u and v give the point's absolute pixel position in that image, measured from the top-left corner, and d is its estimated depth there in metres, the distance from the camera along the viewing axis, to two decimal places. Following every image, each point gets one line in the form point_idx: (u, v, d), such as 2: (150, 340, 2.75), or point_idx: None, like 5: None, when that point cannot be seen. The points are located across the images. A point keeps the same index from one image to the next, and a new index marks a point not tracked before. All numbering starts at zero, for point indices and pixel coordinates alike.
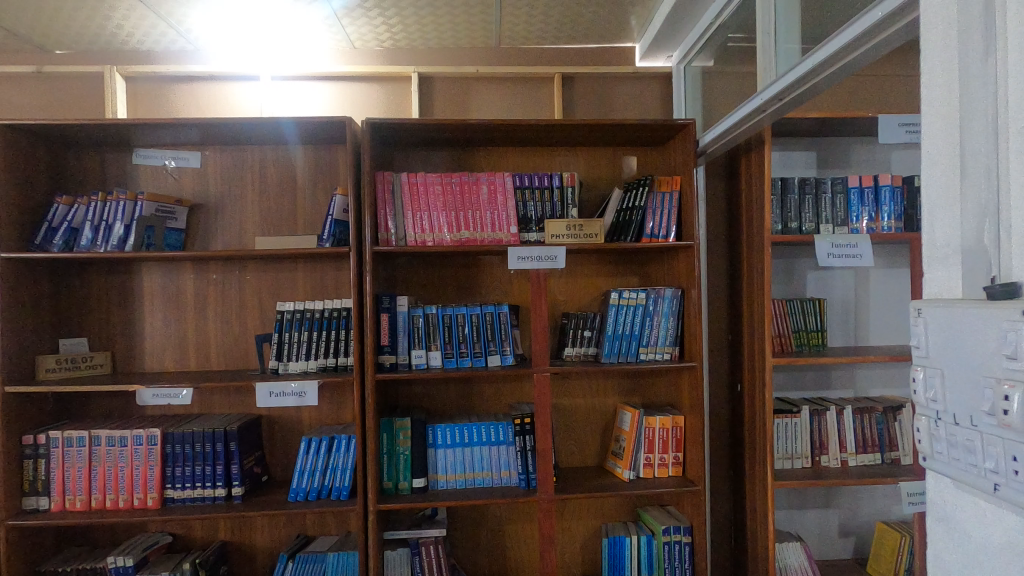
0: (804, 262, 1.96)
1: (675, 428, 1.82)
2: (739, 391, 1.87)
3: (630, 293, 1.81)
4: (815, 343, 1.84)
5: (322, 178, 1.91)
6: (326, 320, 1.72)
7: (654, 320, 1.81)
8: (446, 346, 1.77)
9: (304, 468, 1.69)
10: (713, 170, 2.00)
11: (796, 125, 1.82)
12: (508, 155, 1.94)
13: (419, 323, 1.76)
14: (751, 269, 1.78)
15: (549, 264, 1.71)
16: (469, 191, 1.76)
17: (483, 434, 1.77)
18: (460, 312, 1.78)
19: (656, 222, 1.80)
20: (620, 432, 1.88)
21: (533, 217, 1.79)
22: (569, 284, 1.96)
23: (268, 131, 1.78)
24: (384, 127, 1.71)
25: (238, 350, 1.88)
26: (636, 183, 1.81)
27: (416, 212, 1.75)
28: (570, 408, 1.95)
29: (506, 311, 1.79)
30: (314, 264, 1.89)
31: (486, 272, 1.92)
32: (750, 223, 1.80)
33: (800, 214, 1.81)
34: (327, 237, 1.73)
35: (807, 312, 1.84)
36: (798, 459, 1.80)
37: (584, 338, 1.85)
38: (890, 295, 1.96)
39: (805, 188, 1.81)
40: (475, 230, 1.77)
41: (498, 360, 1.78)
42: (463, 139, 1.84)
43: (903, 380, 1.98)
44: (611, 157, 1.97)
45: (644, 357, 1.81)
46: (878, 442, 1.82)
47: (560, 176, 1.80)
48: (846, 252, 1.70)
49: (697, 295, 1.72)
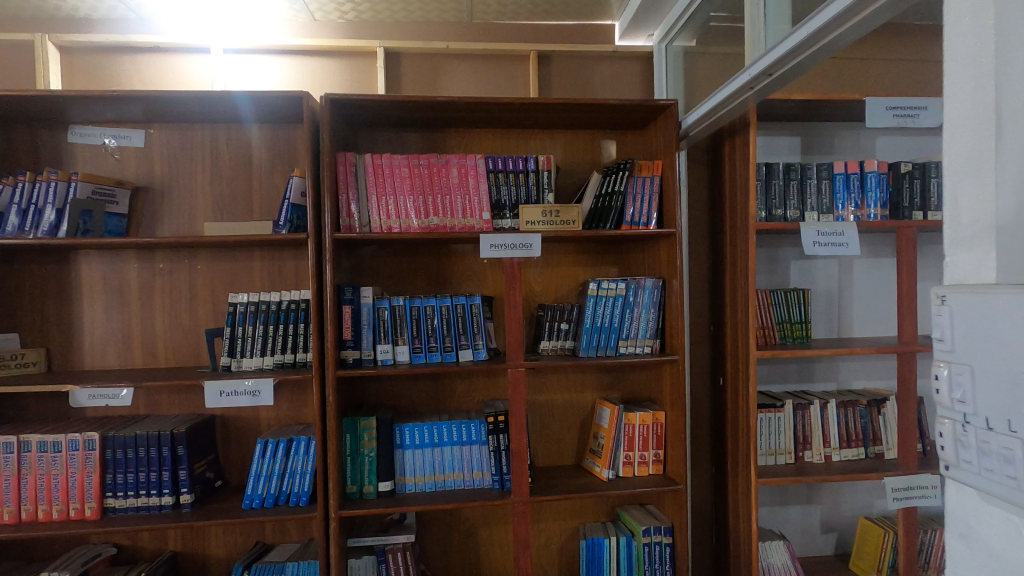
0: (788, 251, 1.89)
1: (655, 425, 1.74)
2: (721, 385, 1.80)
3: (610, 283, 1.72)
4: (799, 335, 1.78)
5: (280, 160, 1.77)
6: (283, 313, 1.60)
7: (635, 312, 1.72)
8: (415, 341, 1.66)
9: (259, 472, 1.57)
10: (695, 155, 1.92)
11: (782, 109, 1.74)
12: (481, 137, 1.83)
13: (384, 316, 1.64)
14: (735, 258, 1.71)
15: (524, 253, 1.60)
16: (438, 174, 1.65)
17: (454, 433, 1.67)
18: (429, 304, 1.66)
19: (636, 209, 1.71)
20: (599, 429, 1.79)
21: (507, 202, 1.68)
22: (545, 274, 1.86)
23: (219, 107, 1.63)
24: (345, 104, 1.58)
25: (189, 346, 1.74)
26: (615, 167, 1.72)
27: (381, 196, 1.63)
28: (546, 405, 1.86)
29: (479, 303, 1.69)
30: (273, 252, 1.76)
31: (458, 261, 1.81)
32: (734, 210, 1.72)
33: (784, 200, 1.74)
34: (284, 222, 1.59)
35: (792, 303, 1.77)
36: (781, 455, 1.74)
37: (560, 331, 1.75)
38: (873, 286, 1.91)
39: (791, 173, 1.73)
40: (445, 216, 1.65)
41: (470, 355, 1.68)
42: (433, 118, 1.71)
43: (886, 372, 1.94)
44: (590, 140, 1.87)
45: (624, 351, 1.72)
46: (862, 437, 1.77)
47: (536, 159, 1.70)
48: (832, 240, 1.63)
49: (680, 286, 1.64)
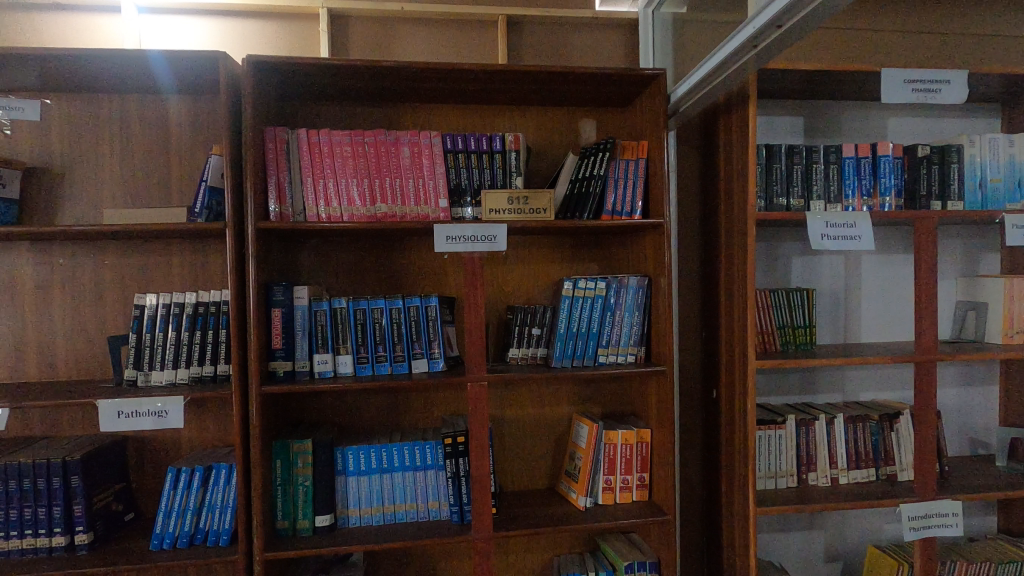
0: (789, 246, 1.68)
1: (640, 445, 1.52)
2: (714, 398, 1.58)
3: (588, 281, 1.49)
4: (802, 341, 1.57)
5: (205, 137, 1.51)
6: (200, 317, 1.34)
7: (616, 315, 1.50)
8: (359, 349, 1.41)
9: (170, 507, 1.31)
10: (684, 138, 1.70)
11: (784, 84, 1.52)
12: (441, 113, 1.59)
13: (323, 320, 1.39)
14: (731, 255, 1.49)
15: (487, 246, 1.36)
16: (386, 153, 1.40)
17: (407, 457, 1.43)
18: (376, 306, 1.42)
19: (618, 197, 1.48)
20: (576, 448, 1.56)
21: (467, 187, 1.44)
22: (515, 272, 1.63)
23: (125, 72, 1.37)
24: (272, 68, 1.32)
25: (95, 355, 1.48)
26: (594, 147, 1.49)
27: (318, 179, 1.38)
28: (517, 421, 1.63)
29: (435, 305, 1.44)
30: (195, 245, 1.51)
31: (414, 257, 1.58)
32: (729, 198, 1.50)
33: (787, 188, 1.52)
34: (200, 209, 1.33)
35: (794, 305, 1.56)
36: (783, 478, 1.53)
37: (532, 337, 1.52)
38: (882, 285, 1.71)
39: (795, 156, 1.51)
40: (395, 202, 1.41)
41: (425, 365, 1.44)
42: (381, 90, 1.46)
43: (895, 382, 1.74)
44: (565, 119, 1.64)
45: (604, 360, 1.50)
46: (872, 456, 1.56)
47: (502, 138, 1.46)
48: (843, 233, 1.41)
49: (667, 285, 1.42)
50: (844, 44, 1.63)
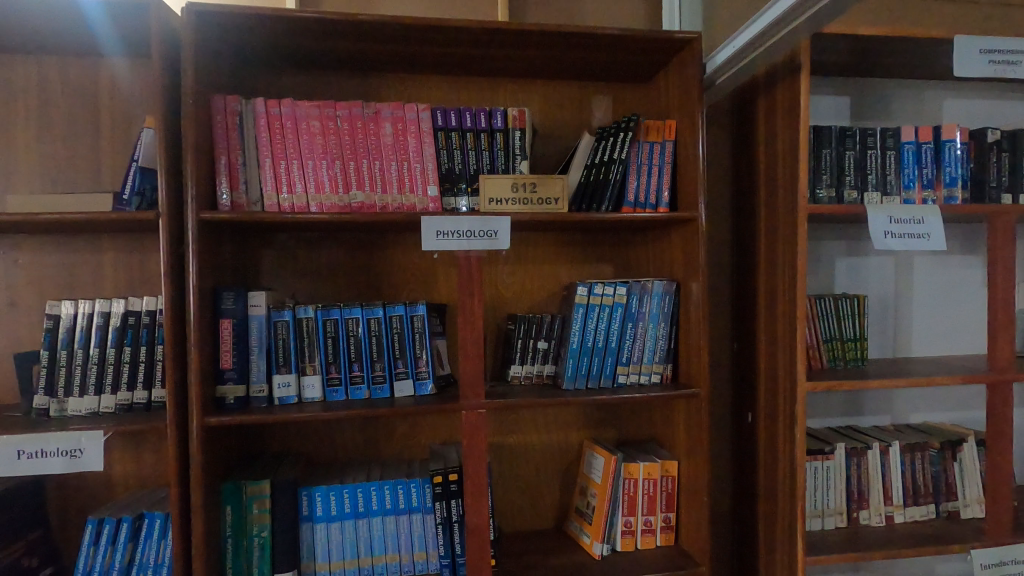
0: (832, 246, 1.46)
1: (665, 480, 1.28)
2: (750, 423, 1.35)
3: (605, 286, 1.25)
4: (852, 357, 1.35)
5: (146, 108, 1.25)
6: (129, 330, 1.09)
7: (638, 327, 1.26)
8: (330, 368, 1.16)
9: (90, 568, 1.05)
10: (713, 120, 1.47)
11: (835, 55, 1.30)
12: (429, 86, 1.34)
13: (285, 334, 1.14)
14: (773, 256, 1.26)
15: (486, 244, 1.11)
16: (362, 129, 1.15)
17: (388, 499, 1.18)
18: (351, 316, 1.17)
19: (641, 187, 1.24)
20: (589, 483, 1.32)
21: (461, 172, 1.19)
22: (517, 274, 1.38)
23: (38, 27, 1.10)
24: (219, 21, 1.06)
25: (7, 374, 1.21)
26: (613, 126, 1.25)
27: (278, 161, 1.12)
28: (519, 450, 1.39)
29: (422, 315, 1.20)
30: (133, 240, 1.25)
31: (398, 256, 1.33)
32: (771, 189, 1.27)
33: (838, 177, 1.30)
34: (129, 195, 1.07)
35: (843, 315, 1.34)
36: (831, 516, 1.31)
37: (537, 351, 1.29)
38: (935, 293, 1.50)
39: (847, 141, 1.29)
40: (374, 190, 1.15)
41: (409, 388, 1.19)
42: (357, 55, 1.21)
43: (947, 402, 1.53)
44: (576, 96, 1.40)
45: (623, 381, 1.26)
46: (932, 491, 1.34)
47: (504, 114, 1.21)
48: (909, 230, 1.19)
49: (700, 291, 1.19)
50: (899, 11, 1.41)
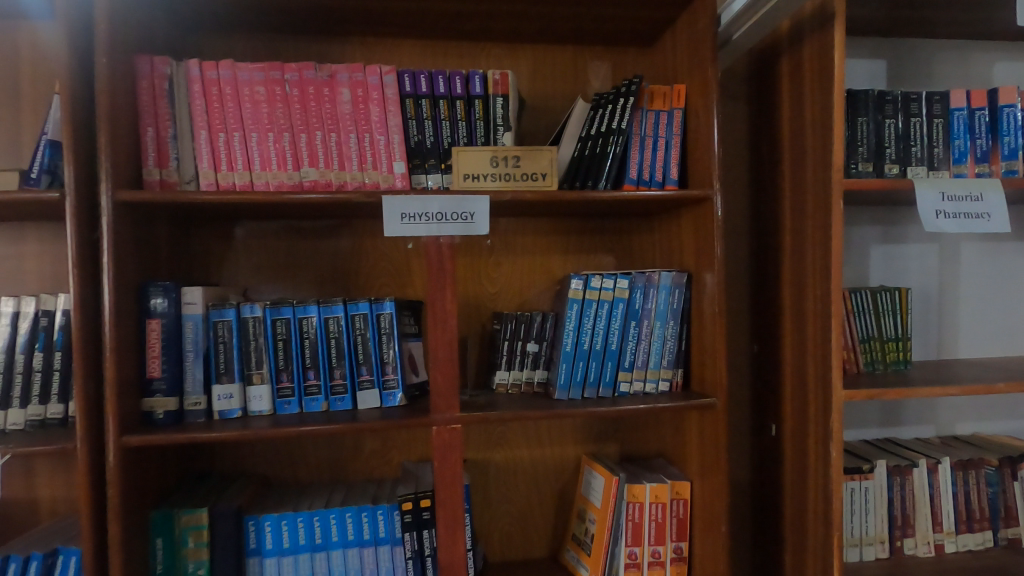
0: (867, 232, 1.27)
1: (676, 503, 1.10)
2: (774, 437, 1.17)
3: (603, 279, 1.07)
4: (892, 359, 1.16)
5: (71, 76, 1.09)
6: (41, 333, 0.93)
7: (643, 326, 1.08)
8: (281, 377, 1.00)
9: None
10: (729, 89, 1.29)
11: (872, 8, 1.10)
12: (401, 52, 1.17)
13: (226, 337, 0.97)
14: (801, 243, 1.07)
15: (461, 228, 0.94)
16: (315, 95, 0.97)
17: (350, 528, 1.00)
18: (306, 315, 1.00)
19: (645, 162, 1.06)
20: (587, 507, 1.14)
21: (434, 147, 1.02)
22: (505, 267, 1.21)
23: None
24: None
25: None
26: (612, 91, 1.07)
27: (216, 133, 0.95)
28: (507, 468, 1.21)
29: (390, 313, 1.03)
30: (60, 230, 1.08)
31: (366, 247, 1.16)
32: (797, 165, 1.08)
33: (878, 149, 1.11)
34: (37, 172, 0.90)
35: (882, 311, 1.15)
36: (871, 546, 1.12)
37: (525, 355, 1.12)
38: (986, 284, 1.30)
39: (887, 106, 1.10)
40: (329, 167, 0.98)
41: (374, 398, 1.02)
42: (313, 13, 1.04)
43: (999, 410, 1.34)
44: (571, 63, 1.23)
45: (626, 389, 1.08)
46: (988, 516, 1.15)
47: (484, 78, 1.04)
48: (965, 209, 1.00)
49: (716, 284, 1.01)
50: None
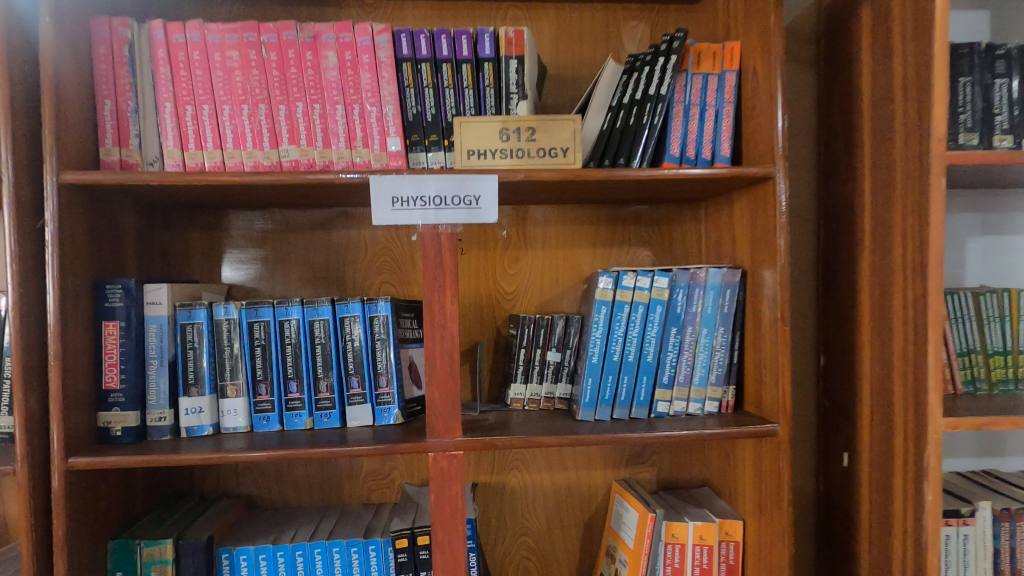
0: (963, 222, 1.05)
1: (725, 547, 0.91)
2: (847, 469, 0.97)
3: (638, 276, 0.89)
4: (998, 376, 0.94)
5: None
6: None
7: (686, 333, 0.90)
8: (259, 389, 0.86)
9: None
10: (792, 52, 1.09)
11: None
12: (404, 15, 1.02)
13: (197, 342, 0.85)
14: (886, 233, 0.87)
15: (464, 216, 0.78)
16: (296, 59, 0.83)
17: (336, 567, 0.86)
18: (287, 317, 0.86)
19: (689, 136, 0.88)
20: (618, 544, 0.97)
21: (436, 119, 0.87)
22: (524, 264, 1.05)
23: None
24: None
25: None
26: (649, 50, 0.89)
27: (184, 106, 0.82)
28: (526, 495, 1.05)
29: (385, 316, 0.88)
30: None
31: (365, 241, 1.02)
32: (881, 137, 0.88)
33: (985, 116, 0.89)
34: None
35: (986, 318, 0.94)
36: None
37: (545, 366, 0.95)
38: None
39: (998, 63, 0.88)
40: (313, 144, 0.84)
41: (366, 415, 0.88)
42: None
43: None
44: (602, 24, 1.05)
45: (665, 408, 0.90)
46: None
47: (495, 36, 0.87)
48: None
49: (778, 284, 0.82)
50: None
